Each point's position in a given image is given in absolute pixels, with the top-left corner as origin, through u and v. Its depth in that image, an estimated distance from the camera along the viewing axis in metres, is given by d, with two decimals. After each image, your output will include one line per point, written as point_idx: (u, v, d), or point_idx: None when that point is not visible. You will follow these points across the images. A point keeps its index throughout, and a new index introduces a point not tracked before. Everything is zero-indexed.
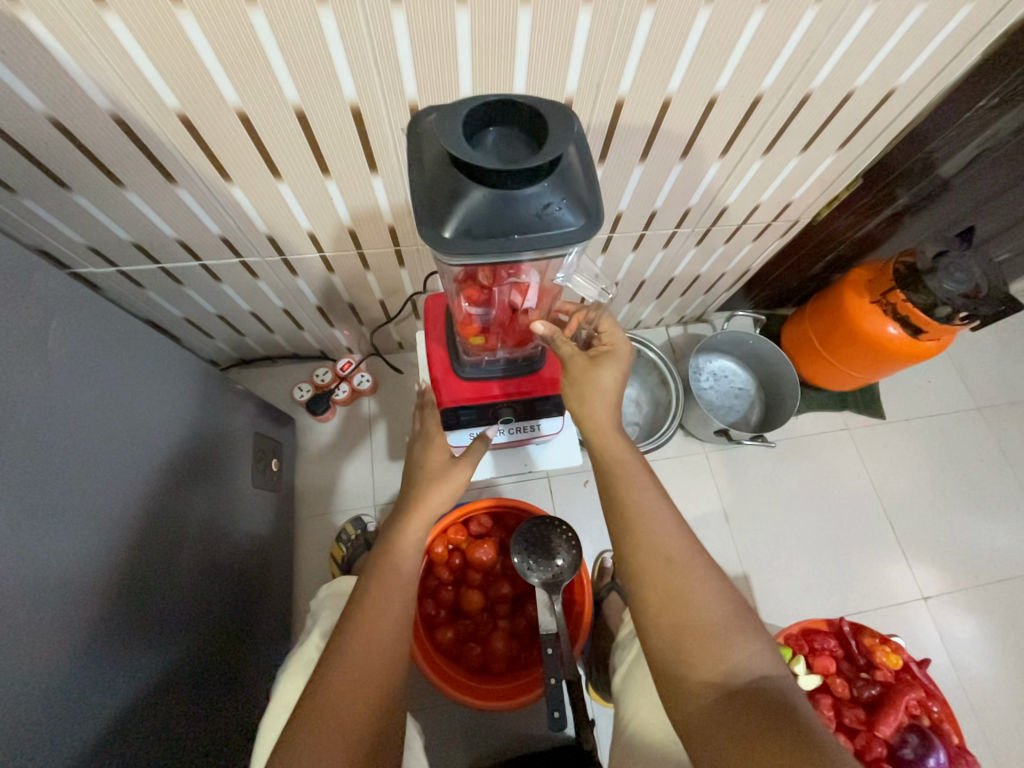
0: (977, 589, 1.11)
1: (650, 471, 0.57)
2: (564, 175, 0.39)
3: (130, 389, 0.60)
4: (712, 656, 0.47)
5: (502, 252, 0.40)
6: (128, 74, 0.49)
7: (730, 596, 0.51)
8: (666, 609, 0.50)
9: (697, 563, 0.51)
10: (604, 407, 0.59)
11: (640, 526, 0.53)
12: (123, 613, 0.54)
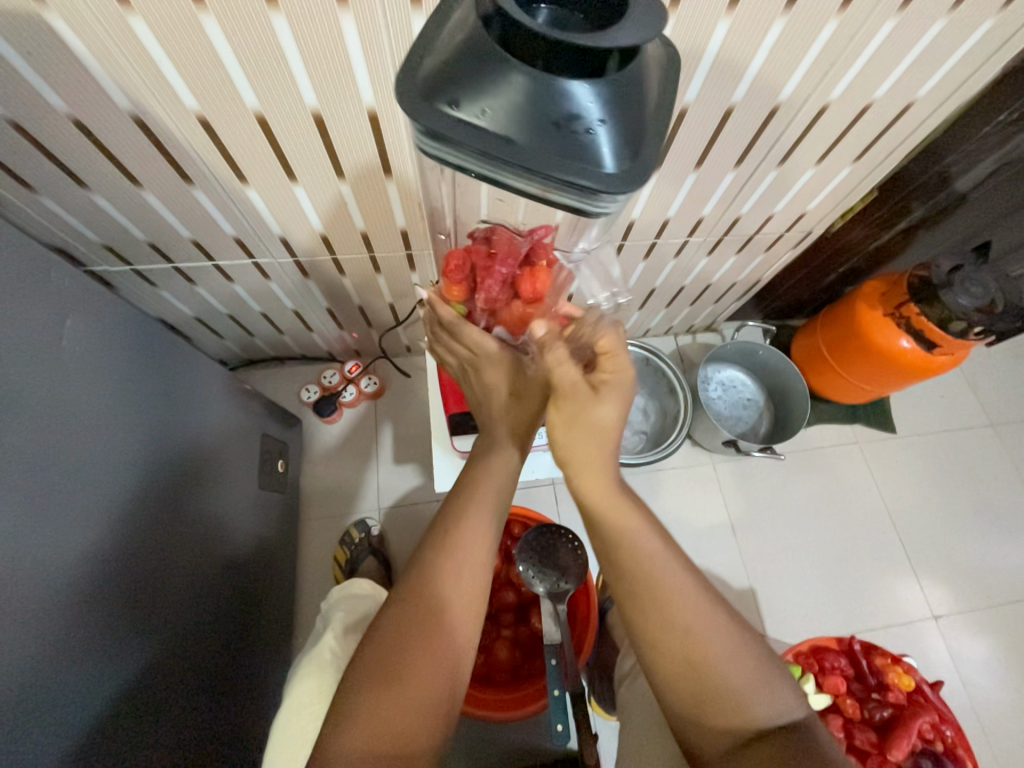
0: (990, 610, 1.08)
1: (648, 516, 0.49)
2: (619, 95, 0.36)
3: (142, 387, 0.61)
4: (740, 722, 0.44)
5: (511, 156, 0.36)
6: (150, 76, 0.49)
7: (755, 651, 0.46)
8: (682, 665, 0.46)
9: (715, 619, 0.46)
10: (592, 442, 0.49)
11: (646, 578, 0.47)
12: (129, 613, 0.54)
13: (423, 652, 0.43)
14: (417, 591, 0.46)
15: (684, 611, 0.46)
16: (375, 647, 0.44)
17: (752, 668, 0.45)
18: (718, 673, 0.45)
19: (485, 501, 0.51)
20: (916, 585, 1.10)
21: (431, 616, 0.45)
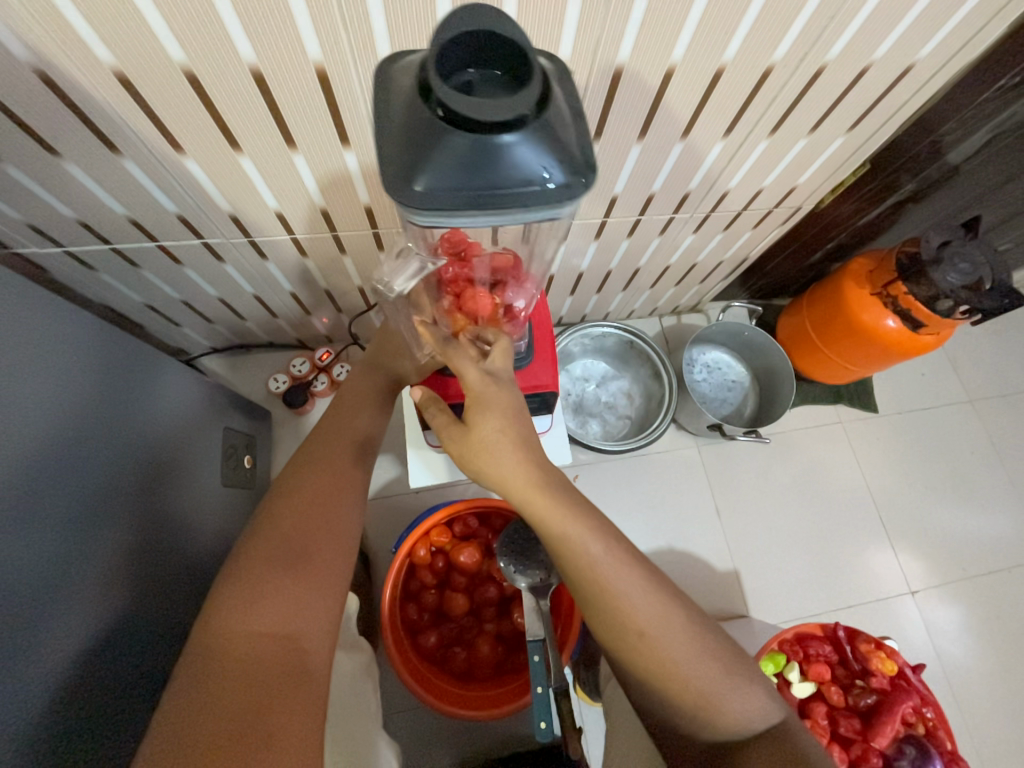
0: (964, 583, 1.11)
1: (591, 512, 0.50)
2: (542, 142, 0.34)
3: (77, 383, 0.55)
4: (706, 713, 0.47)
5: (442, 147, 0.33)
6: (51, 22, 0.42)
7: (715, 649, 0.48)
8: (647, 666, 0.48)
9: (670, 620, 0.48)
10: (497, 469, 0.50)
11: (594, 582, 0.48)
12: (76, 628, 0.49)
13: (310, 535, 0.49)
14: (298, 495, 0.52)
15: (628, 603, 0.47)
16: (271, 530, 0.48)
17: (708, 655, 0.48)
18: (678, 671, 0.47)
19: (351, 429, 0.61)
20: (894, 561, 1.11)
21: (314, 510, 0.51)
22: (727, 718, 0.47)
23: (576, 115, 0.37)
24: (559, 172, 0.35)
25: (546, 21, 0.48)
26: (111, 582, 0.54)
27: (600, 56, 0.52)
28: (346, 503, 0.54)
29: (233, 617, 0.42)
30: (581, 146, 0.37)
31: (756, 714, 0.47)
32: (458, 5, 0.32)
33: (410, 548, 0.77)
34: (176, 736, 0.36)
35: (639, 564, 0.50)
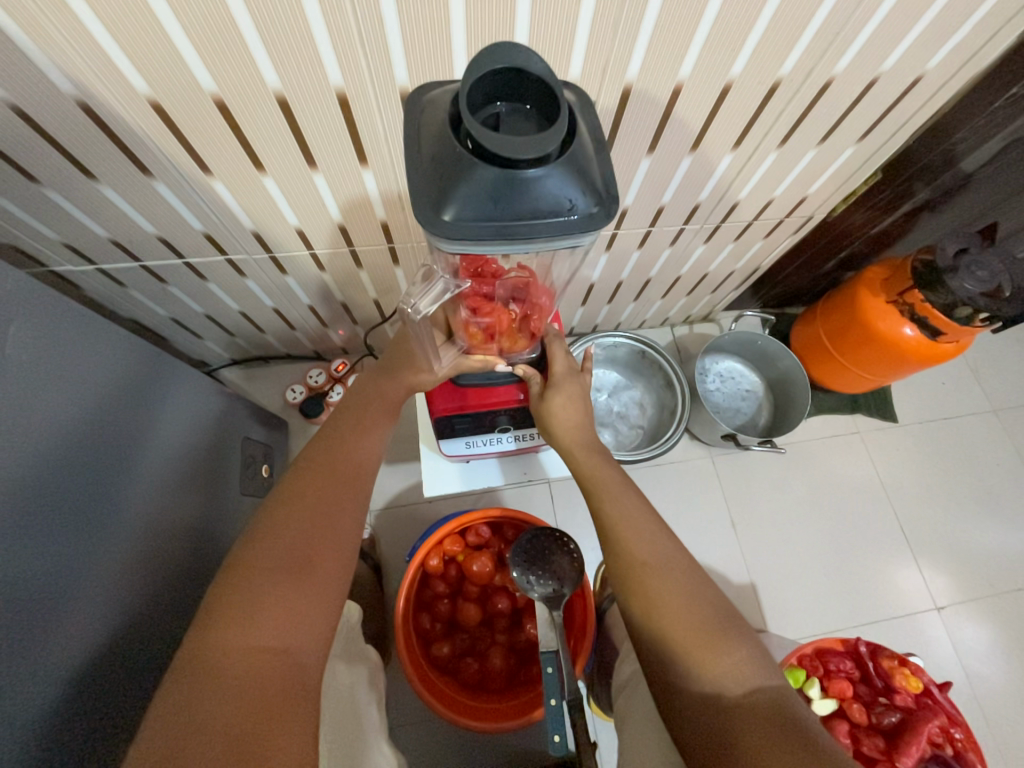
0: (992, 599, 1.07)
1: (633, 487, 0.60)
2: (568, 170, 0.36)
3: (106, 392, 0.57)
4: (693, 659, 0.47)
5: (473, 180, 0.35)
6: (93, 57, 0.45)
7: (712, 598, 0.51)
8: (648, 614, 0.50)
9: (674, 565, 0.53)
10: (567, 431, 0.65)
11: (619, 533, 0.55)
12: (94, 633, 0.50)
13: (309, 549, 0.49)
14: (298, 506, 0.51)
15: (637, 543, 0.54)
16: (267, 539, 0.48)
17: (707, 603, 0.50)
18: (673, 605, 0.50)
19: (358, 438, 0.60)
20: (919, 576, 1.08)
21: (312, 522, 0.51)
22: (719, 670, 0.46)
23: (595, 146, 0.39)
24: (585, 201, 0.37)
25: (556, 43, 0.49)
26: (132, 583, 0.56)
27: (610, 76, 0.53)
28: (345, 505, 0.53)
29: (226, 630, 0.42)
30: (602, 177, 0.39)
31: (746, 672, 0.46)
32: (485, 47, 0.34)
33: (423, 557, 0.78)
34: (166, 754, 0.36)
35: (649, 516, 0.57)
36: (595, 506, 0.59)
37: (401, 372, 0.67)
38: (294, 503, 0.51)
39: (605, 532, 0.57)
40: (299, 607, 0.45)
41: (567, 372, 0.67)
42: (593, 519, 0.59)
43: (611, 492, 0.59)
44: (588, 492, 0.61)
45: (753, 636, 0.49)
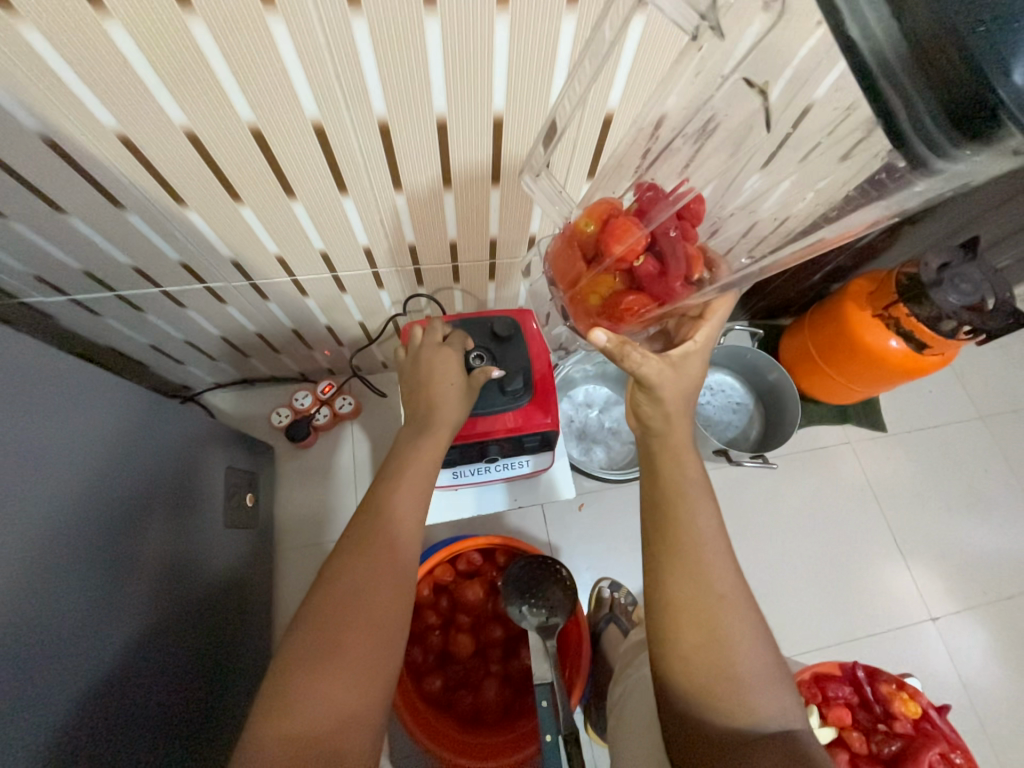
0: (986, 607, 1.07)
1: (711, 499, 0.56)
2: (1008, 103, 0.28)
3: (77, 432, 0.56)
4: (738, 704, 0.46)
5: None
6: (57, 92, 0.43)
7: (766, 642, 0.50)
8: (706, 648, 0.48)
9: (741, 601, 0.50)
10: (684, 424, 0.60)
11: (692, 551, 0.52)
12: (66, 685, 0.48)
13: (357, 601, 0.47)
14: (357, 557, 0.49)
15: (710, 566, 0.51)
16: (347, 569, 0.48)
17: (763, 649, 0.49)
18: (726, 645, 0.48)
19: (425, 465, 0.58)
20: (913, 586, 1.08)
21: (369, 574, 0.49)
22: (758, 711, 0.46)
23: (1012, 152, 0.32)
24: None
25: (535, 74, 0.49)
26: (106, 625, 0.55)
27: (590, 103, 0.53)
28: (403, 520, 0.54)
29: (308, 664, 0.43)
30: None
31: (782, 718, 0.46)
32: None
33: (414, 588, 0.76)
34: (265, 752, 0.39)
35: (725, 542, 0.53)
36: (666, 514, 0.55)
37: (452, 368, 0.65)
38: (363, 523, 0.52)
39: (672, 547, 0.53)
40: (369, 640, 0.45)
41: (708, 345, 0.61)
42: (662, 524, 0.55)
43: (685, 501, 0.55)
44: (660, 498, 0.56)
45: (794, 688, 0.49)
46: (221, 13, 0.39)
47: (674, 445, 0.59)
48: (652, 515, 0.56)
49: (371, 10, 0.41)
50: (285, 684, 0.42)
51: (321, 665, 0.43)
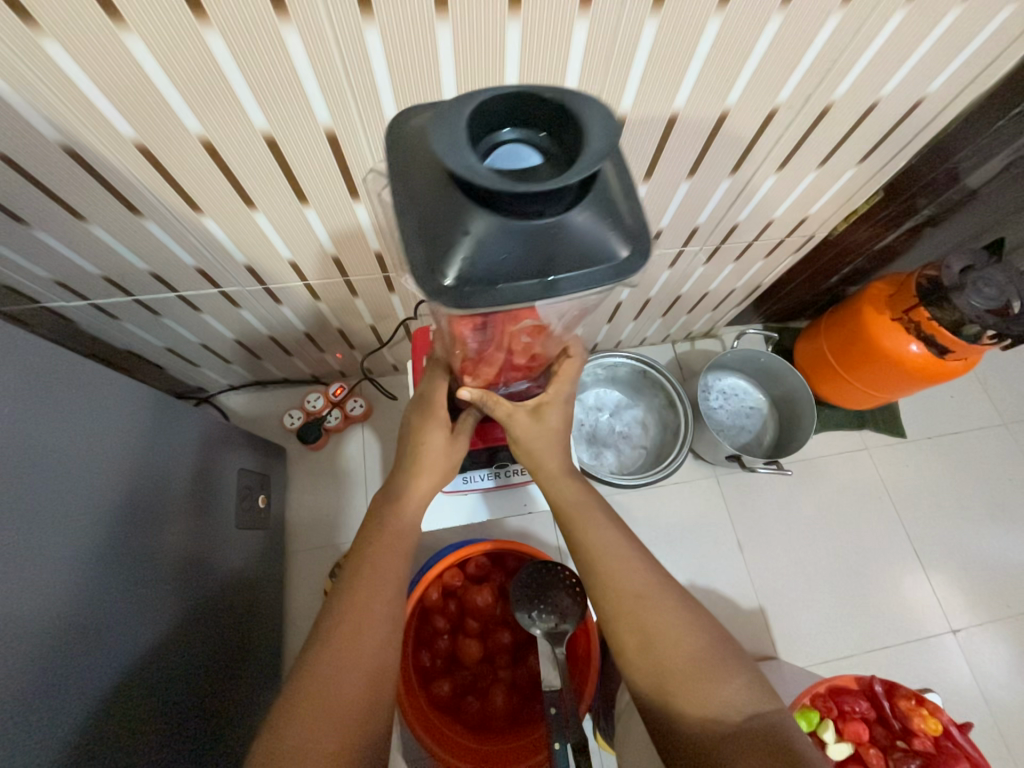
0: (1009, 619, 1.04)
1: (610, 512, 0.59)
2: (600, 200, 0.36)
3: (96, 434, 0.57)
4: (690, 689, 0.46)
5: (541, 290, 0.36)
6: (77, 104, 0.44)
7: (702, 622, 0.50)
8: (642, 646, 0.49)
9: (663, 591, 0.51)
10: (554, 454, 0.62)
11: (602, 564, 0.54)
12: (88, 680, 0.50)
13: (340, 704, 0.45)
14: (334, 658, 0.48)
15: (622, 571, 0.53)
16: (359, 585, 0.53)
17: (697, 628, 0.49)
18: (659, 637, 0.48)
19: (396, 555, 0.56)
20: (932, 596, 1.05)
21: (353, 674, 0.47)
22: (718, 699, 0.45)
23: (543, 283, 0.36)
24: (462, 272, 0.35)
25: (547, 80, 0.49)
26: (124, 618, 0.56)
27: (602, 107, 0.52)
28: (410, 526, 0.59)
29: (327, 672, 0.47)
30: (502, 286, 0.36)
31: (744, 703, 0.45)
32: (606, 108, 0.32)
33: (422, 592, 0.76)
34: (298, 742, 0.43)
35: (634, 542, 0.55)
36: (576, 538, 0.57)
37: (433, 422, 0.62)
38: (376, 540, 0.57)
39: (584, 563, 0.55)
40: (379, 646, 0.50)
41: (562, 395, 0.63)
42: (574, 550, 0.57)
43: (591, 521, 0.57)
44: (565, 521, 0.59)
45: (745, 657, 0.48)
46: (236, 24, 0.40)
47: (549, 473, 0.62)
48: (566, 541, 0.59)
49: (385, 20, 0.41)
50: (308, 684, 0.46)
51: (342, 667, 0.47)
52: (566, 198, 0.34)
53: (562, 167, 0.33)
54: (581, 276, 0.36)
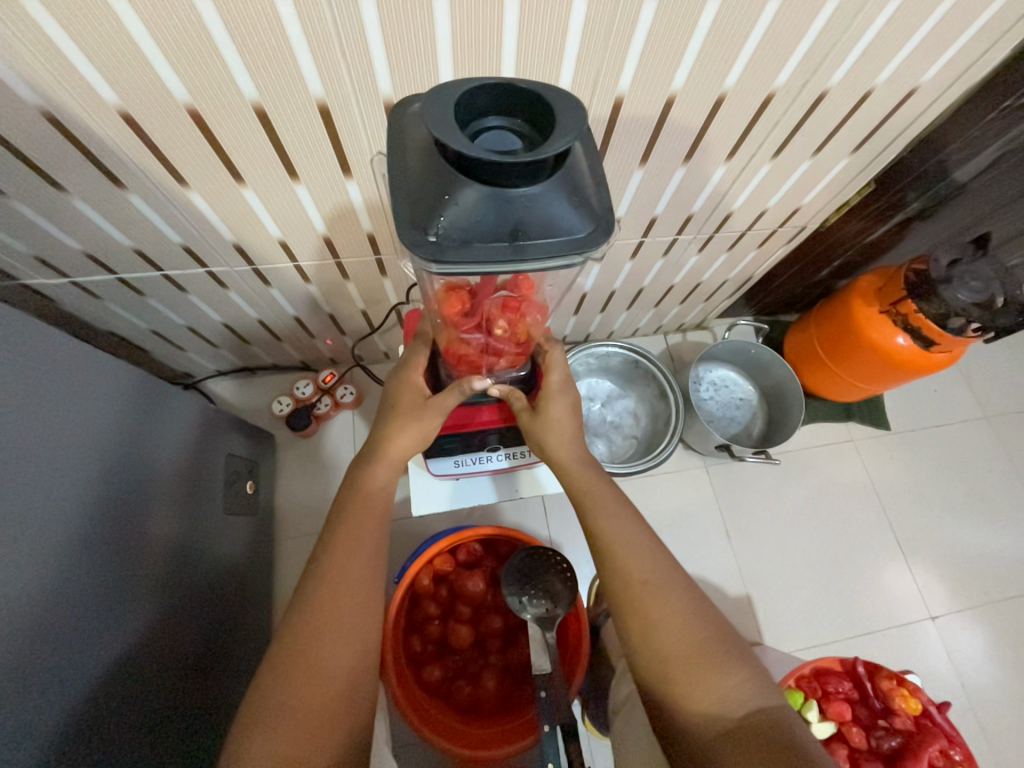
0: (986, 606, 1.07)
1: (624, 501, 0.58)
2: (570, 172, 0.37)
3: (76, 413, 0.55)
4: (692, 680, 0.46)
5: (512, 258, 0.38)
6: (59, 69, 0.43)
7: (711, 616, 0.50)
8: (646, 635, 0.49)
9: (672, 583, 0.51)
10: (567, 445, 0.63)
11: (612, 552, 0.53)
12: (70, 662, 0.49)
13: (326, 675, 0.45)
14: (288, 692, 0.44)
15: (633, 560, 0.52)
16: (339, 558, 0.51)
17: (704, 623, 0.49)
18: (662, 626, 0.48)
19: (363, 563, 0.52)
20: (913, 584, 1.08)
21: (308, 707, 0.43)
22: (721, 692, 0.45)
23: (511, 247, 0.37)
24: (445, 229, 0.37)
25: (545, 55, 0.48)
26: (107, 599, 0.55)
27: (601, 86, 0.52)
28: (385, 502, 0.58)
29: (308, 644, 0.46)
30: (479, 246, 0.38)
31: (743, 700, 0.45)
32: (575, 99, 0.35)
33: (413, 578, 0.76)
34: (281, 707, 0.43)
35: (646, 531, 0.55)
36: (588, 524, 0.57)
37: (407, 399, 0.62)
38: (353, 515, 0.55)
39: (599, 552, 0.55)
40: (359, 614, 0.49)
41: (565, 384, 0.65)
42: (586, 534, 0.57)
43: (604, 508, 0.57)
44: (580, 510, 0.59)
45: (752, 656, 0.48)
46: None
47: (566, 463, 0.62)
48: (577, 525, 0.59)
49: None
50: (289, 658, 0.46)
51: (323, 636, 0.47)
52: (540, 173, 0.36)
53: (537, 147, 0.35)
54: (551, 244, 0.38)
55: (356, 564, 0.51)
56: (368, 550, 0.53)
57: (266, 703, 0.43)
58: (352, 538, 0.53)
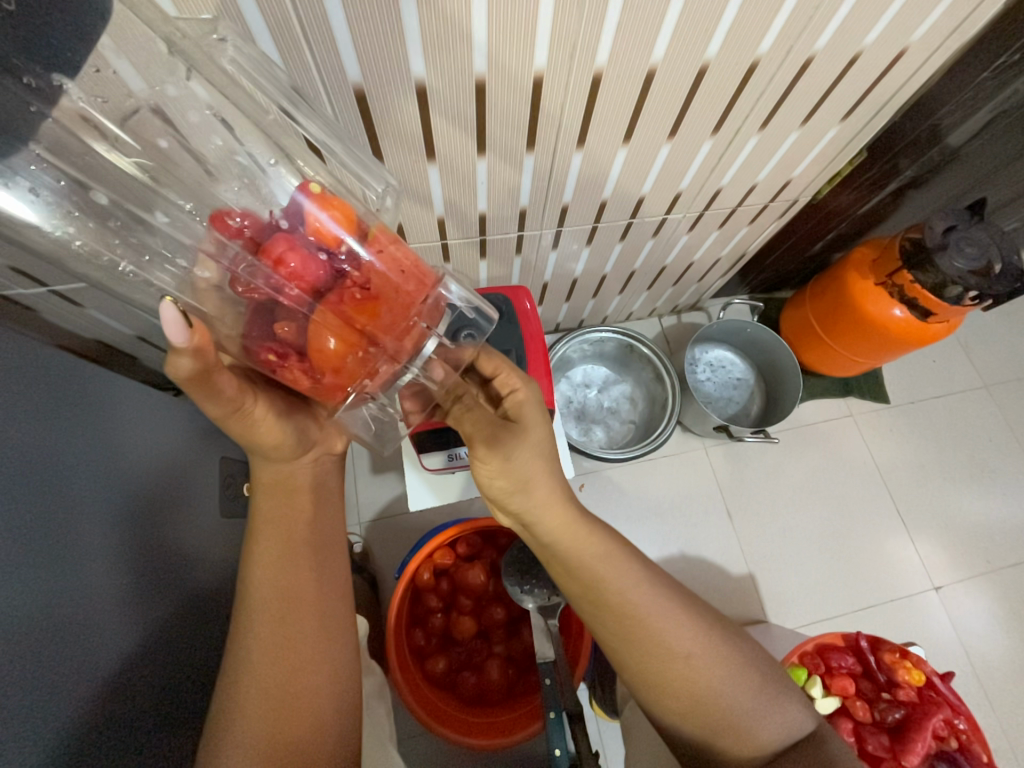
0: (989, 575, 1.07)
1: (638, 560, 0.53)
2: None
3: (41, 423, 0.54)
4: (738, 735, 0.47)
5: None
6: None
7: (750, 660, 0.50)
8: (683, 703, 0.48)
9: (704, 645, 0.49)
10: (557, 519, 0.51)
11: (640, 627, 0.49)
12: (70, 668, 0.48)
13: (287, 698, 0.46)
14: (245, 717, 0.44)
15: (664, 633, 0.49)
16: (286, 583, 0.49)
17: (743, 675, 0.49)
18: (714, 697, 0.48)
19: (311, 582, 0.50)
20: (916, 556, 1.08)
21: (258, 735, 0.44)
22: (767, 733, 0.47)
23: None
24: None
25: (516, 29, 0.46)
26: (92, 620, 0.51)
27: (578, 62, 0.50)
28: (321, 524, 0.54)
29: (251, 673, 0.46)
30: None
31: (792, 728, 0.48)
32: None
33: (414, 573, 0.76)
34: (233, 730, 0.44)
35: (668, 590, 0.51)
36: (604, 599, 0.50)
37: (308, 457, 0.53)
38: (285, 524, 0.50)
39: (619, 628, 0.50)
40: (309, 640, 0.48)
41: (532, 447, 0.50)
42: (599, 610, 0.51)
43: (618, 574, 0.51)
44: (588, 586, 0.51)
45: (790, 687, 0.50)
46: None
47: (564, 539, 0.51)
48: (585, 599, 0.52)
49: None
50: (240, 685, 0.46)
51: (272, 667, 0.46)
52: None
53: None
54: None
55: (303, 587, 0.49)
56: (313, 573, 0.51)
57: (227, 723, 0.44)
58: (294, 562, 0.50)
